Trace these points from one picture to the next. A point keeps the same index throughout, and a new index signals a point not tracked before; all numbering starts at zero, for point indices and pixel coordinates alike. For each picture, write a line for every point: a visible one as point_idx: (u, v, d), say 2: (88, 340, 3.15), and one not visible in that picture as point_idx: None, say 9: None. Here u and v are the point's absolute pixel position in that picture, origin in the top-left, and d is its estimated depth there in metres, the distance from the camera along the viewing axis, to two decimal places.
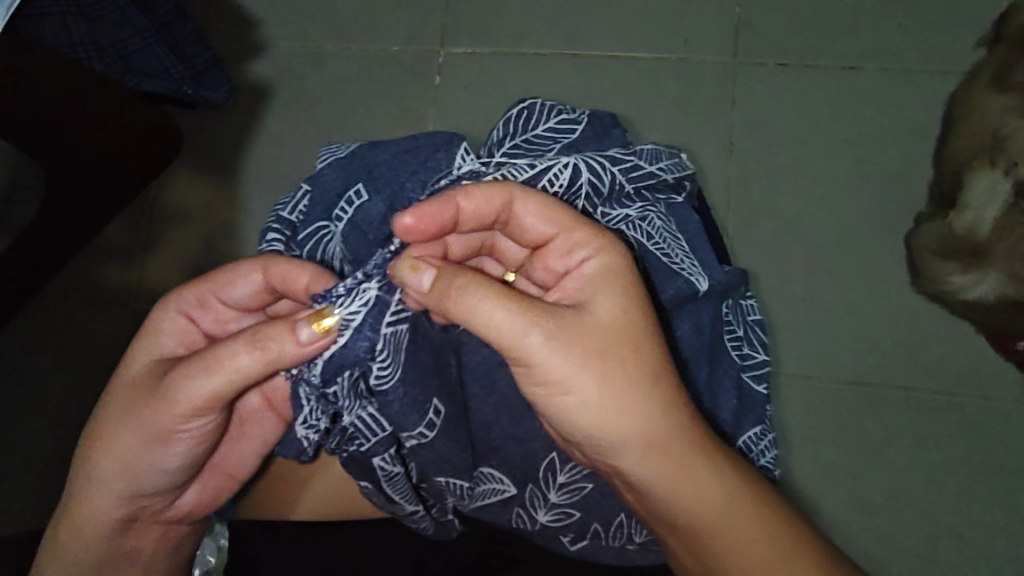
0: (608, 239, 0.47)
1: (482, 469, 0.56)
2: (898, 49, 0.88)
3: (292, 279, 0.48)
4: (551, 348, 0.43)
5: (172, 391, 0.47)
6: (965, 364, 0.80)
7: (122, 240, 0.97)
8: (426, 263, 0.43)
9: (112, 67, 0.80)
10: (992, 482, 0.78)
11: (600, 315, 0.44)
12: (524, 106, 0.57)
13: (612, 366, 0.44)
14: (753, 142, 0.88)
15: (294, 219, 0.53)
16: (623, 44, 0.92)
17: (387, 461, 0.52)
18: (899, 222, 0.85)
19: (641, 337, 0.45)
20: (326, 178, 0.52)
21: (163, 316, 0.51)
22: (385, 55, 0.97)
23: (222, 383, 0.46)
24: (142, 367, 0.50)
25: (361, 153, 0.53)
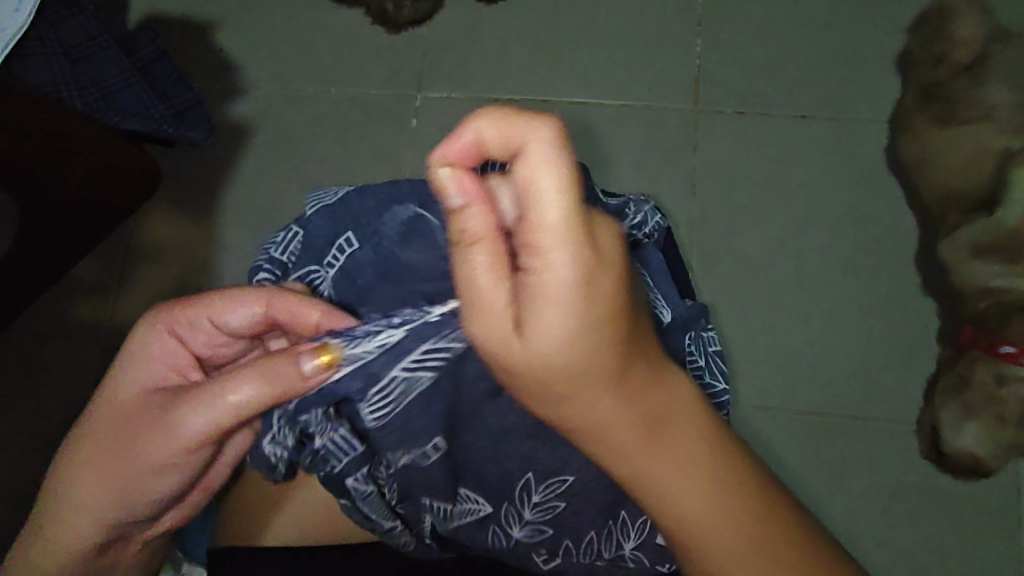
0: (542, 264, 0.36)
1: (461, 490, 0.57)
2: (846, 97, 0.95)
3: (296, 312, 0.52)
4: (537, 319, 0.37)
5: (172, 425, 0.49)
6: (913, 393, 0.85)
7: (93, 274, 0.97)
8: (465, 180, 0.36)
9: (93, 103, 0.86)
10: (933, 503, 0.82)
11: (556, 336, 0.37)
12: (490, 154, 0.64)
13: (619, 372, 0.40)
14: (715, 185, 0.93)
15: (284, 260, 0.57)
16: (591, 90, 0.97)
17: (361, 479, 0.53)
18: (849, 259, 0.90)
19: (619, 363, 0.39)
20: (314, 224, 0.57)
21: (153, 339, 0.53)
22: (364, 98, 1.01)
23: (225, 414, 0.48)
24: (133, 396, 0.52)
25: (347, 204, 0.57)
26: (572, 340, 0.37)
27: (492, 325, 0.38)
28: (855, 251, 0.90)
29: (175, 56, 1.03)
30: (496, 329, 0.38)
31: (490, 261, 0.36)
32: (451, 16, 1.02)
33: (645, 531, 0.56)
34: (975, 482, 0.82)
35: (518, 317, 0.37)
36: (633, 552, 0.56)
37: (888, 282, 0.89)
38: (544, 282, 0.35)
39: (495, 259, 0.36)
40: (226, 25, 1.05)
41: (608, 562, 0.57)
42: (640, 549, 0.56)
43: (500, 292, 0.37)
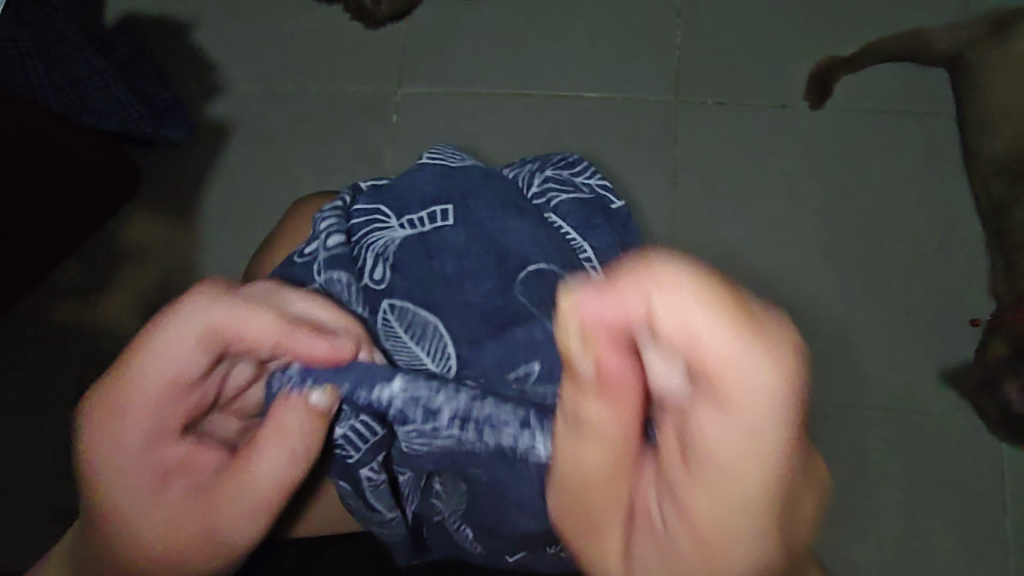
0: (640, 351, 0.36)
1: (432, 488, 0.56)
2: (833, 91, 0.94)
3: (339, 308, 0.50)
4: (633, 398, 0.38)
5: (247, 470, 0.43)
6: (897, 381, 0.85)
7: (75, 278, 0.97)
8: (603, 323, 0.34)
9: (70, 105, 0.85)
10: (918, 490, 0.82)
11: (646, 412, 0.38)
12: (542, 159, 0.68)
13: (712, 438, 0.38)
14: (698, 177, 0.93)
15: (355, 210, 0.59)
16: (572, 84, 0.97)
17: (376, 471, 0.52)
18: (832, 249, 0.90)
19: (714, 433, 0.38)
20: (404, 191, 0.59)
21: (113, 392, 0.40)
22: (344, 95, 1.00)
23: (308, 437, 0.46)
24: (138, 458, 0.41)
25: (457, 180, 0.61)
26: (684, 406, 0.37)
27: (604, 428, 0.39)
28: (837, 241, 0.90)
29: (153, 57, 1.03)
30: (606, 433, 0.39)
31: (606, 365, 0.36)
32: (430, 11, 1.01)
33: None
34: (959, 470, 0.82)
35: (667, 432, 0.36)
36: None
37: (872, 271, 0.89)
38: (671, 386, 0.34)
39: (603, 394, 0.38)
40: (205, 24, 1.05)
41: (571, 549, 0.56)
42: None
43: (614, 417, 0.39)
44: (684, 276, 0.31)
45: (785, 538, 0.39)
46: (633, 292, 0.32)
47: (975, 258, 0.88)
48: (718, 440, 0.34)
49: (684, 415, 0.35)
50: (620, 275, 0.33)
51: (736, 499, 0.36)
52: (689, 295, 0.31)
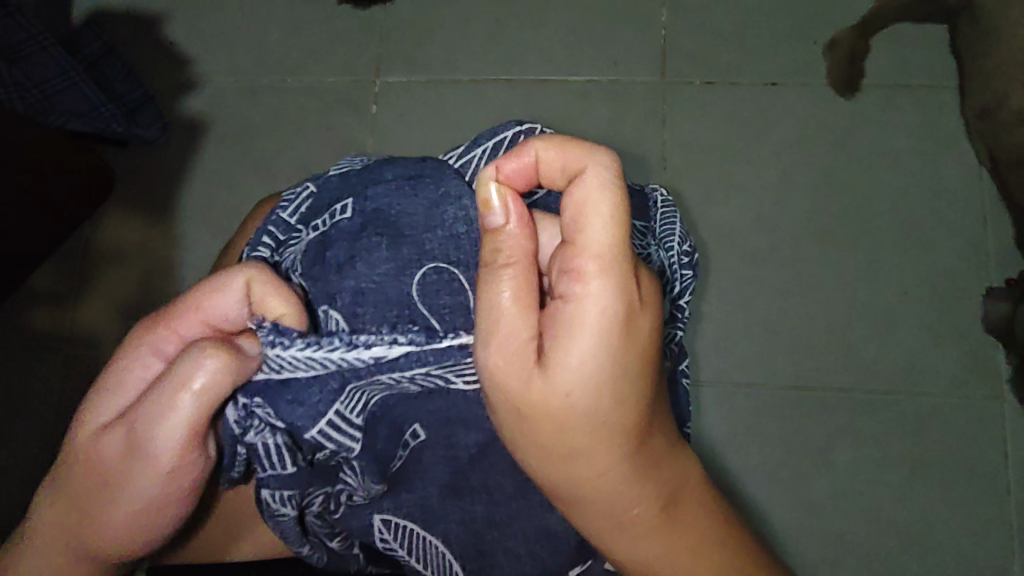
0: (593, 283, 0.41)
1: (379, 518, 0.54)
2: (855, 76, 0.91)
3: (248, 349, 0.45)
4: (559, 357, 0.41)
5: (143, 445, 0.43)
6: (895, 362, 0.83)
7: (51, 284, 0.94)
8: (501, 205, 0.43)
9: (36, 106, 0.81)
10: (919, 472, 0.81)
11: (564, 369, 0.41)
12: (522, 128, 0.57)
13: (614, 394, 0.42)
14: (687, 159, 0.91)
15: (287, 222, 0.56)
16: (556, 67, 0.94)
17: (276, 498, 0.51)
18: (827, 228, 0.87)
19: (623, 393, 0.42)
20: (331, 185, 0.57)
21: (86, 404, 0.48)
22: (322, 86, 0.97)
23: (192, 403, 0.43)
24: (87, 441, 0.46)
25: (374, 168, 0.56)
26: (594, 372, 0.41)
27: (509, 331, 0.42)
28: (832, 220, 0.88)
29: (123, 53, 1.00)
30: (511, 342, 0.42)
31: (520, 284, 0.43)
32: None
33: (595, 557, 0.56)
34: (961, 450, 0.81)
35: (539, 342, 0.42)
36: None
37: (868, 249, 0.87)
38: (581, 308, 0.41)
39: (518, 291, 0.42)
40: (175, 17, 1.01)
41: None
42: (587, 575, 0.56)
43: (522, 316, 0.42)
44: (608, 189, 0.41)
45: (668, 489, 0.47)
46: (578, 202, 0.41)
47: (972, 233, 0.86)
48: (585, 375, 0.41)
49: (570, 328, 0.41)
50: (540, 155, 0.44)
51: (599, 429, 0.43)
52: (604, 201, 0.41)
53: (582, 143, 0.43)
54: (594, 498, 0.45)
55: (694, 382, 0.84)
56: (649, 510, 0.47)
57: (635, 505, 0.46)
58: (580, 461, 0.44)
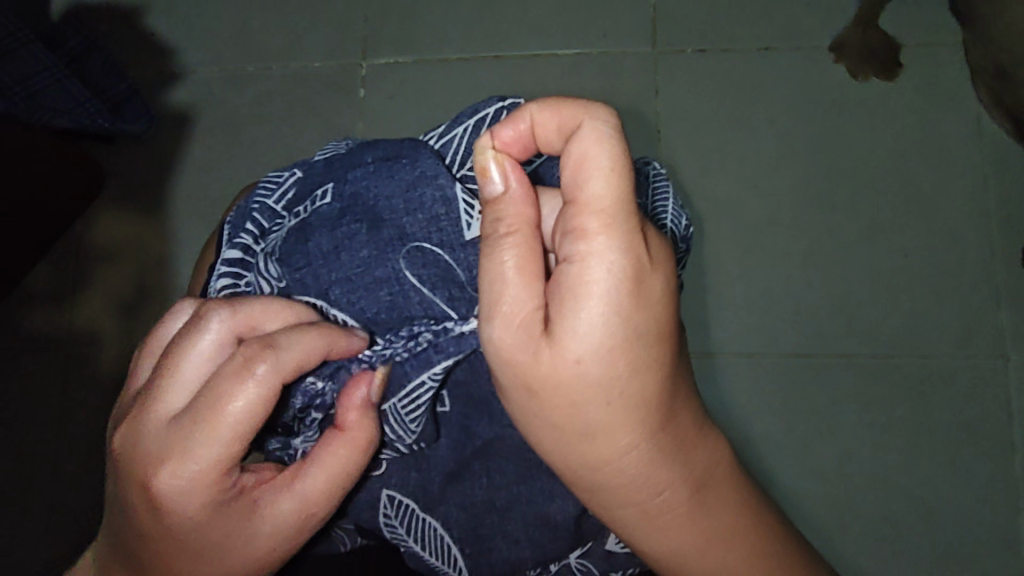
0: (600, 240, 0.39)
1: (383, 495, 0.55)
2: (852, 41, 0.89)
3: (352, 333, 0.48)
4: (570, 328, 0.40)
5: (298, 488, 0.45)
6: (897, 326, 0.83)
7: (48, 285, 0.94)
8: (500, 171, 0.42)
9: (19, 105, 0.81)
10: (923, 436, 0.81)
11: (576, 340, 0.40)
12: (505, 103, 0.56)
13: (629, 364, 0.41)
14: (681, 129, 0.89)
15: (275, 208, 0.57)
16: (545, 41, 0.93)
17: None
18: (824, 194, 0.86)
19: (637, 362, 0.41)
20: (315, 170, 0.57)
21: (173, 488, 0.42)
22: (308, 71, 0.96)
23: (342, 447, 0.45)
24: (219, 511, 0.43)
25: (357, 151, 0.55)
26: (605, 341, 0.40)
27: (517, 303, 0.41)
28: (829, 185, 0.87)
29: (104, 45, 0.98)
30: (518, 315, 0.41)
31: (524, 251, 0.41)
32: None
33: (594, 540, 0.55)
34: (964, 411, 0.81)
35: (550, 313, 0.41)
36: (579, 560, 0.56)
37: (867, 214, 0.86)
38: (586, 266, 0.39)
39: (524, 262, 0.41)
40: (156, 7, 0.99)
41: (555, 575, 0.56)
42: (586, 557, 0.55)
43: (528, 288, 0.41)
44: (604, 139, 0.39)
45: (691, 462, 0.46)
46: (576, 158, 0.40)
47: (971, 192, 0.85)
48: (598, 339, 0.40)
49: (579, 290, 0.40)
50: (535, 120, 0.42)
51: (618, 402, 0.41)
52: (603, 154, 0.39)
53: (578, 102, 0.41)
54: (619, 479, 0.44)
55: (697, 354, 0.84)
56: (679, 493, 0.45)
57: (663, 488, 0.45)
58: (597, 438, 0.42)
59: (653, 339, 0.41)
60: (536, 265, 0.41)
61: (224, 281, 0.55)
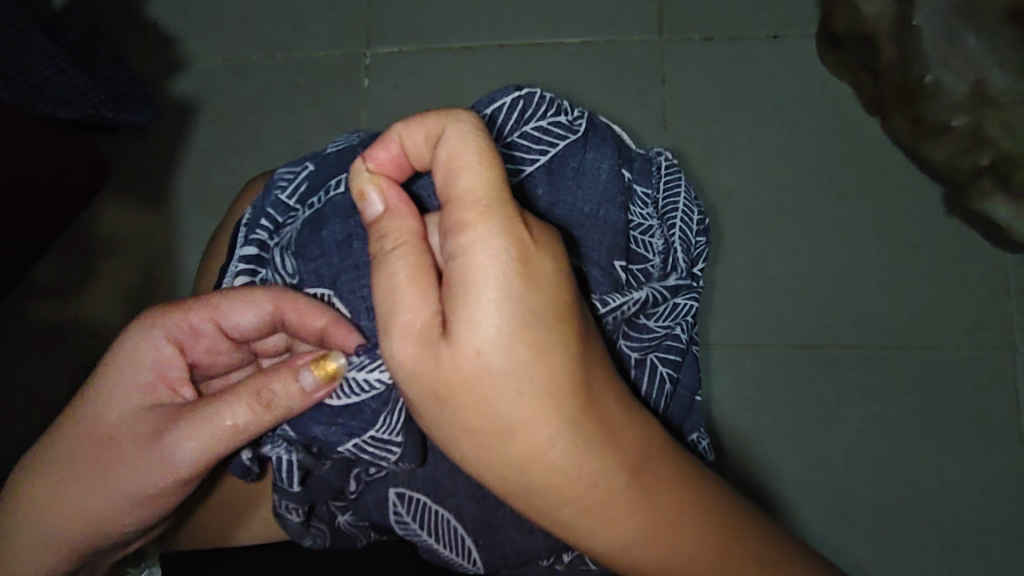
0: (486, 222, 0.38)
1: (392, 491, 0.55)
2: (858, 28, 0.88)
3: (310, 318, 0.49)
4: (480, 323, 0.39)
5: (205, 419, 0.47)
6: (905, 318, 0.82)
7: (54, 277, 0.94)
8: (376, 188, 0.42)
9: (23, 96, 0.81)
10: (930, 427, 0.80)
11: (481, 331, 0.39)
12: (520, 95, 0.56)
13: (537, 365, 0.40)
14: (689, 118, 0.88)
15: (291, 202, 0.57)
16: (550, 30, 0.92)
17: (287, 509, 0.56)
18: (833, 184, 0.86)
19: (551, 355, 0.40)
20: (327, 163, 0.58)
21: (122, 367, 0.50)
22: (312, 62, 0.95)
23: (250, 402, 0.47)
24: (134, 416, 0.49)
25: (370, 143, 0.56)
26: (508, 332, 0.39)
27: (411, 312, 0.40)
28: (837, 175, 0.86)
29: (108, 35, 0.97)
30: (412, 325, 0.40)
31: (411, 260, 0.40)
32: None
33: None
34: (971, 404, 0.80)
35: (437, 320, 0.39)
36: None
37: (875, 204, 0.85)
38: (470, 257, 0.38)
39: (414, 269, 0.40)
40: None
41: (568, 565, 0.56)
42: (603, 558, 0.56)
43: (420, 294, 0.40)
44: (465, 136, 0.39)
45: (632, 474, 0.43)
46: (446, 158, 0.39)
47: None
48: (490, 333, 0.39)
49: (468, 280, 0.38)
50: (404, 137, 0.41)
51: (521, 432, 0.40)
52: (470, 150, 0.39)
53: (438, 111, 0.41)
54: (550, 477, 0.41)
55: (704, 345, 0.83)
56: (617, 482, 0.43)
57: (601, 479, 0.42)
58: (518, 438, 0.40)
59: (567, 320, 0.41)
60: (426, 272, 0.40)
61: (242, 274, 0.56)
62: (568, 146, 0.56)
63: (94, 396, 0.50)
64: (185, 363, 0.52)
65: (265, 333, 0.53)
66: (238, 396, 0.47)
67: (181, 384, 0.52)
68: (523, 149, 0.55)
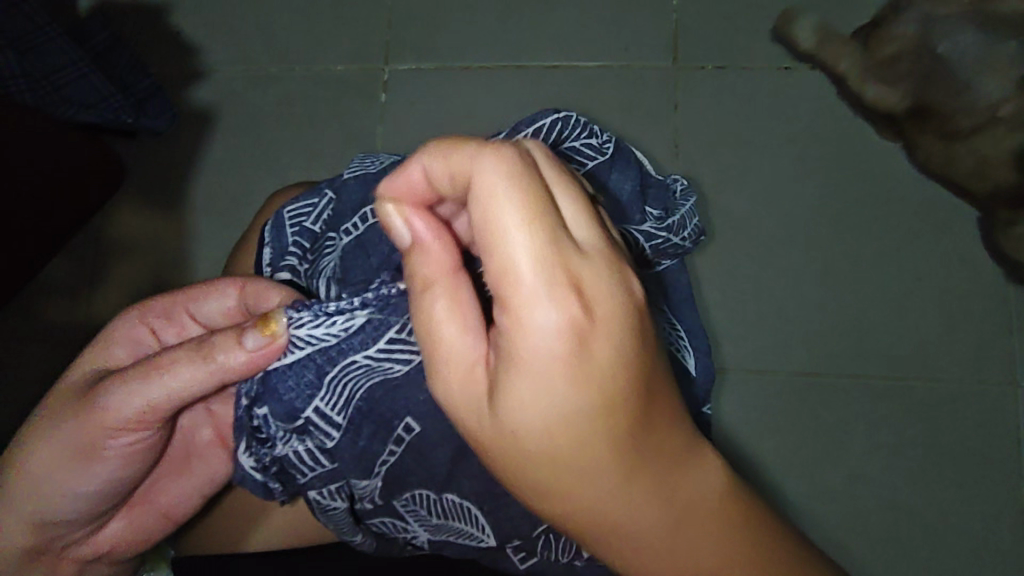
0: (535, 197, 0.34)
1: (413, 492, 0.52)
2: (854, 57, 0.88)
3: (266, 298, 0.50)
4: (522, 374, 0.35)
5: (151, 373, 0.47)
6: (909, 350, 0.83)
7: (67, 279, 0.94)
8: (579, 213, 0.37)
9: (45, 98, 0.81)
10: (932, 459, 0.81)
11: (528, 368, 0.35)
12: (558, 117, 0.56)
13: (565, 405, 0.35)
14: (700, 145, 0.90)
15: (316, 229, 0.54)
16: (567, 55, 0.93)
17: (325, 494, 0.52)
18: (840, 215, 0.87)
19: (579, 382, 0.35)
20: (350, 190, 0.55)
21: (129, 325, 0.54)
22: (331, 76, 0.97)
23: (196, 368, 0.46)
24: (95, 381, 0.51)
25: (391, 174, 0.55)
26: (553, 388, 0.35)
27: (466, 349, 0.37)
28: (846, 205, 0.87)
29: (132, 43, 0.99)
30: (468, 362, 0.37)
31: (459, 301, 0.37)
32: None
33: None
34: (972, 438, 0.81)
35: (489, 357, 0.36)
36: None
37: (883, 236, 0.86)
38: (528, 314, 0.34)
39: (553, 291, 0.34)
40: (183, 6, 1.00)
41: (586, 561, 0.56)
42: None
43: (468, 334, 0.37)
44: (510, 182, 0.33)
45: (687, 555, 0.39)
46: (481, 213, 0.33)
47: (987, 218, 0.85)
48: (546, 381, 0.35)
49: (526, 336, 0.34)
50: (427, 169, 0.36)
51: (577, 461, 0.36)
52: (507, 203, 0.33)
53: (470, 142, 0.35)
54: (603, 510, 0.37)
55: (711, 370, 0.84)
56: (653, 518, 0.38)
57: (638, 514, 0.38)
58: (567, 473, 0.37)
59: (598, 337, 0.35)
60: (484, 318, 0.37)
61: None
62: (601, 165, 0.57)
63: (88, 348, 0.53)
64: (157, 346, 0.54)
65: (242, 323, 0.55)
66: (180, 357, 0.47)
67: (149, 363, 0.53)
68: None
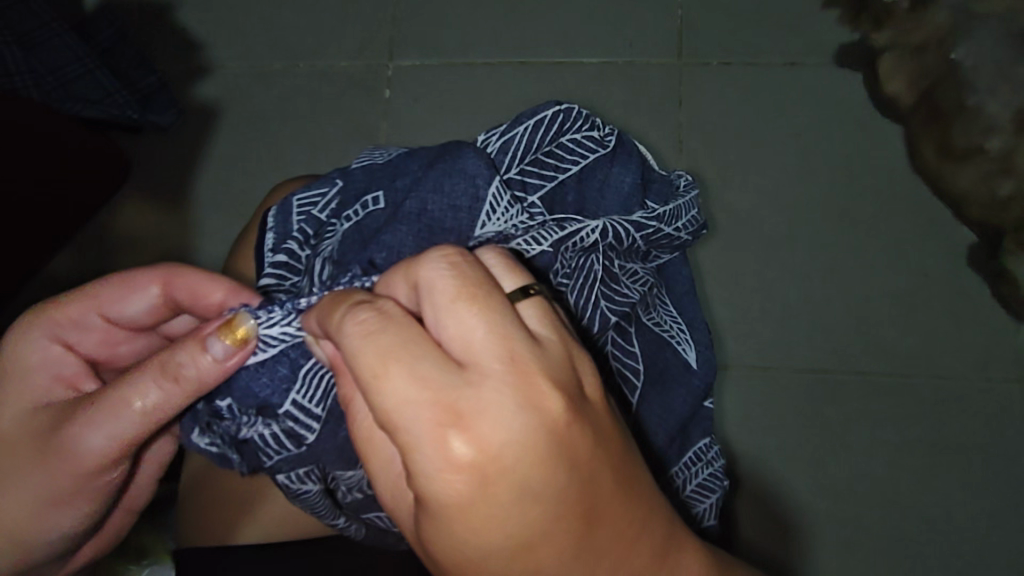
0: (391, 322, 0.32)
1: None
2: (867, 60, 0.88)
3: (205, 290, 0.50)
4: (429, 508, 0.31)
5: (113, 404, 0.46)
6: (913, 346, 0.82)
7: (70, 272, 0.94)
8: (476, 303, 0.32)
9: (52, 94, 0.81)
10: (935, 456, 0.80)
11: (434, 509, 0.31)
12: (560, 108, 0.57)
13: (483, 529, 0.31)
14: (703, 140, 0.89)
15: (323, 217, 0.54)
16: (571, 50, 0.93)
17: (295, 479, 0.51)
18: (845, 211, 0.86)
19: (488, 502, 0.30)
20: (356, 179, 0.55)
21: (40, 345, 0.51)
22: (334, 72, 0.97)
23: (155, 390, 0.45)
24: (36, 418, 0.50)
25: (397, 164, 0.55)
26: (464, 520, 0.31)
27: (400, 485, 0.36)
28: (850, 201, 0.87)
29: (137, 39, 0.99)
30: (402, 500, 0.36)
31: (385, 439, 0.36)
32: None
33: None
34: (976, 434, 0.80)
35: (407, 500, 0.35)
36: None
37: (888, 232, 0.85)
38: (419, 451, 0.30)
39: (436, 410, 0.30)
40: (188, 3, 1.01)
41: None
42: None
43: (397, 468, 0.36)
44: (361, 327, 0.33)
45: None
46: (349, 356, 0.32)
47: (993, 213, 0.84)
48: (456, 524, 0.31)
49: (422, 474, 0.31)
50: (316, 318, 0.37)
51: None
52: (366, 340, 0.32)
53: (336, 295, 0.36)
54: None
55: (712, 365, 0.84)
56: None
57: None
58: None
59: (502, 445, 0.30)
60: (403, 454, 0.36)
61: (268, 282, 0.51)
62: (602, 158, 0.57)
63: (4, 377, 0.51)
64: (80, 358, 0.52)
65: (171, 313, 0.53)
66: (140, 377, 0.46)
67: (82, 378, 0.52)
68: (557, 158, 0.56)
